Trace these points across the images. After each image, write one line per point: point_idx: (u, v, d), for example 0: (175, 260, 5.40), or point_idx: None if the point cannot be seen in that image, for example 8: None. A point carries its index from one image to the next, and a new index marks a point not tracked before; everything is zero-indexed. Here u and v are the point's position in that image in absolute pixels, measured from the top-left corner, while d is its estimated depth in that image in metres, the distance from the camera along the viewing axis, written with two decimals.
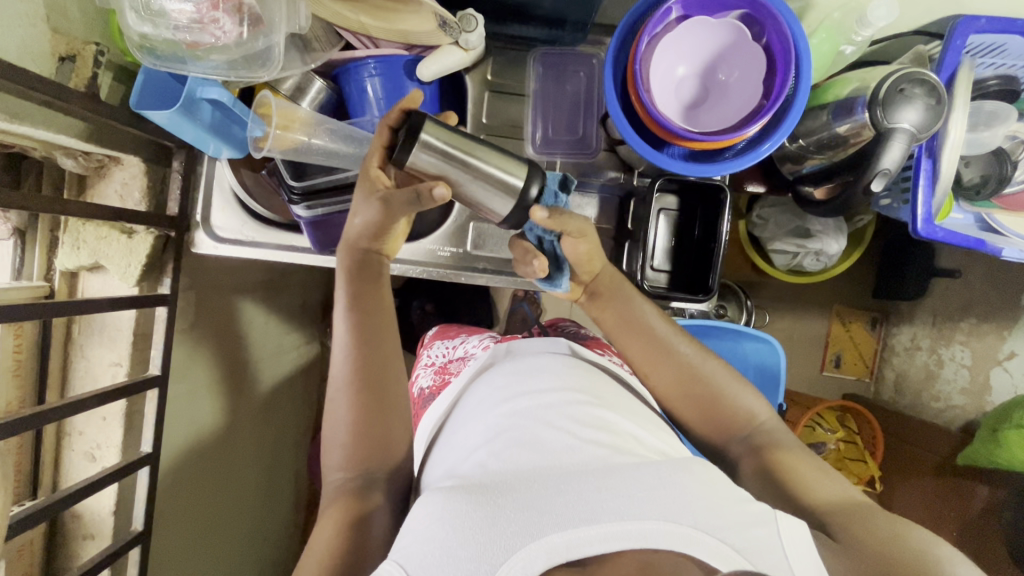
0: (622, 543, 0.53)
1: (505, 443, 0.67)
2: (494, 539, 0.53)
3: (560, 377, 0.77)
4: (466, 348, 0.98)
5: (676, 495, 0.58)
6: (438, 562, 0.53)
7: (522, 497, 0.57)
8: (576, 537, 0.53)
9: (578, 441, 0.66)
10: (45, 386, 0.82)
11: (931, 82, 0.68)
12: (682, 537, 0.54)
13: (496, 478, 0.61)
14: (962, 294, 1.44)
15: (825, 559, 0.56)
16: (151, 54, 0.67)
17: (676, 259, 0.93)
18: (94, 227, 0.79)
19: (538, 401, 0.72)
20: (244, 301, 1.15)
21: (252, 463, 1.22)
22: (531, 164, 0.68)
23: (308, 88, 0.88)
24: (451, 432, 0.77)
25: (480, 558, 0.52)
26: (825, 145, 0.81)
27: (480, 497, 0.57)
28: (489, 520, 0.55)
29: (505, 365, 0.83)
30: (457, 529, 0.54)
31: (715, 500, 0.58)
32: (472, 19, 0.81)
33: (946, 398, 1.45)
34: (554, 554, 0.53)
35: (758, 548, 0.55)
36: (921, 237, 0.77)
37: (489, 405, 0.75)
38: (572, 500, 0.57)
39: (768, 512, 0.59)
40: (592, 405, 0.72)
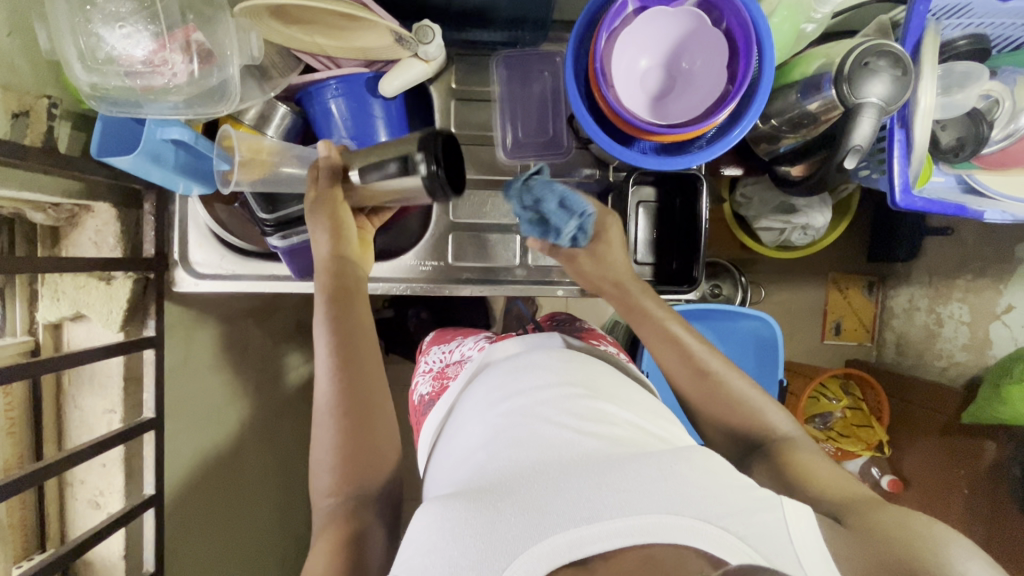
0: (625, 540, 0.53)
1: (503, 443, 0.66)
2: (495, 542, 0.53)
3: (556, 373, 0.77)
4: (462, 351, 0.98)
5: (676, 488, 0.57)
6: (439, 570, 0.52)
7: (522, 499, 0.57)
8: (578, 536, 0.52)
9: (577, 435, 0.66)
10: (42, 439, 0.82)
11: (896, 53, 0.66)
12: (686, 529, 0.53)
13: (495, 480, 0.61)
14: (956, 251, 1.43)
15: (830, 544, 0.56)
16: (105, 101, 0.66)
17: (662, 249, 0.91)
18: (71, 278, 0.79)
19: (534, 398, 0.72)
20: (236, 330, 1.15)
21: (261, 488, 1.23)
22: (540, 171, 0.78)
23: (272, 115, 0.86)
24: (451, 437, 0.77)
25: (482, 563, 0.52)
26: (796, 125, 0.79)
27: (479, 502, 0.57)
28: (490, 524, 0.54)
29: (501, 367, 0.83)
30: (458, 536, 0.54)
31: (714, 488, 0.58)
32: (428, 31, 0.80)
33: (948, 356, 1.44)
34: (557, 558, 0.52)
35: (761, 535, 0.54)
36: (900, 208, 0.76)
37: (487, 408, 0.75)
38: (573, 499, 0.56)
39: (772, 497, 0.59)
40: (590, 401, 0.71)
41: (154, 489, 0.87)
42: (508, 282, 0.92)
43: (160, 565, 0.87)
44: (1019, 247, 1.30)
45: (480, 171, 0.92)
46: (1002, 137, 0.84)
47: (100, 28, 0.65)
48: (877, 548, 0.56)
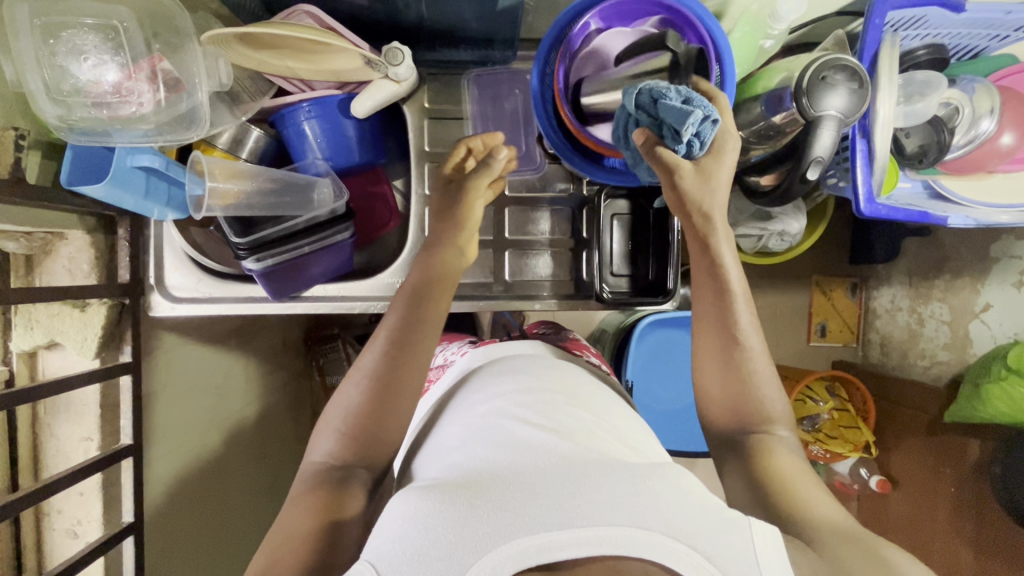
0: (592, 550, 0.49)
1: (481, 445, 0.65)
2: (464, 537, 0.50)
3: (536, 381, 0.77)
4: (446, 359, 1.00)
5: (649, 504, 0.53)
6: (406, 561, 0.50)
7: (497, 495, 0.54)
8: (547, 541, 0.49)
9: (558, 441, 0.64)
10: (18, 469, 0.81)
11: (852, 66, 0.68)
12: (656, 545, 0.50)
13: (474, 476, 0.59)
14: (935, 252, 1.45)
15: (795, 563, 0.52)
16: (73, 131, 0.66)
17: (638, 261, 0.92)
18: (44, 306, 0.79)
19: (515, 404, 0.72)
20: (217, 350, 1.14)
21: (249, 509, 1.22)
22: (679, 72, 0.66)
23: (246, 139, 0.87)
24: (430, 444, 0.75)
25: (450, 559, 0.49)
26: (764, 138, 0.80)
27: (453, 497, 0.54)
28: (462, 518, 0.52)
29: (486, 377, 0.82)
30: (429, 527, 0.51)
31: (692, 505, 0.54)
32: (398, 53, 0.80)
33: (930, 355, 1.46)
34: (523, 559, 0.49)
35: (730, 555, 0.50)
36: (865, 216, 0.77)
37: (472, 414, 0.74)
38: (549, 502, 0.53)
39: (740, 519, 0.54)
40: (567, 410, 0.72)
41: (133, 516, 0.86)
42: (486, 298, 0.93)
43: None
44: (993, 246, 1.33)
45: None
46: (964, 143, 0.86)
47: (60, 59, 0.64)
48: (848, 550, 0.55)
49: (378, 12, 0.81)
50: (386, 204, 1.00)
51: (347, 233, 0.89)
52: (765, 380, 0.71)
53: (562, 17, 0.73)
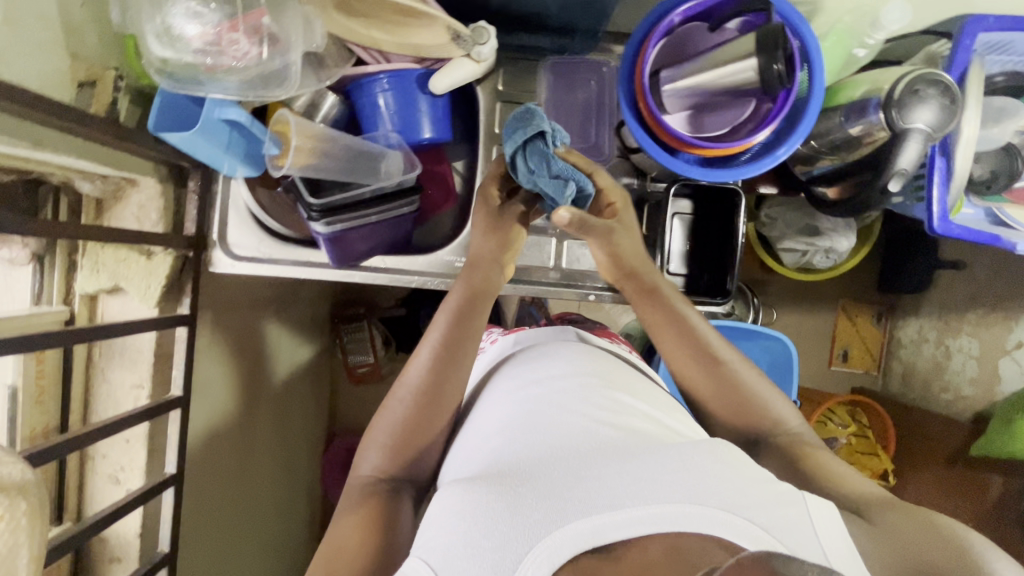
0: (647, 530, 0.52)
1: (520, 429, 0.67)
2: (516, 527, 0.52)
3: (575, 364, 0.78)
4: (479, 346, 0.99)
5: (700, 478, 0.57)
6: (463, 554, 0.52)
7: (544, 484, 0.56)
8: (601, 523, 0.52)
9: (600, 426, 0.65)
10: (69, 410, 0.82)
11: (946, 82, 0.68)
12: (711, 519, 0.52)
13: (515, 464, 0.61)
14: (969, 285, 1.42)
15: (855, 542, 0.55)
16: (170, 78, 0.66)
17: (697, 262, 0.91)
18: (112, 250, 0.79)
19: (552, 387, 0.73)
20: (254, 314, 1.15)
21: (269, 475, 1.23)
22: (767, 76, 0.66)
23: (321, 104, 0.88)
24: (465, 427, 0.76)
25: (504, 548, 0.52)
26: (836, 147, 0.82)
27: (499, 487, 0.57)
28: (511, 508, 0.54)
29: (518, 359, 0.83)
30: (479, 520, 0.54)
31: (737, 479, 0.58)
32: (485, 32, 0.81)
33: (955, 389, 1.44)
34: (580, 543, 0.51)
35: (785, 526, 0.54)
36: (937, 234, 0.78)
37: (505, 396, 0.75)
38: (596, 487, 0.56)
39: (795, 493, 0.58)
40: (609, 392, 0.72)
41: (176, 468, 0.87)
42: (541, 284, 0.93)
43: (174, 546, 0.87)
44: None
45: None
46: None
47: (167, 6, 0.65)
48: (906, 540, 0.55)
49: None
50: (442, 185, 0.99)
51: (410, 208, 0.88)
52: (749, 373, 0.77)
53: (654, 12, 0.73)
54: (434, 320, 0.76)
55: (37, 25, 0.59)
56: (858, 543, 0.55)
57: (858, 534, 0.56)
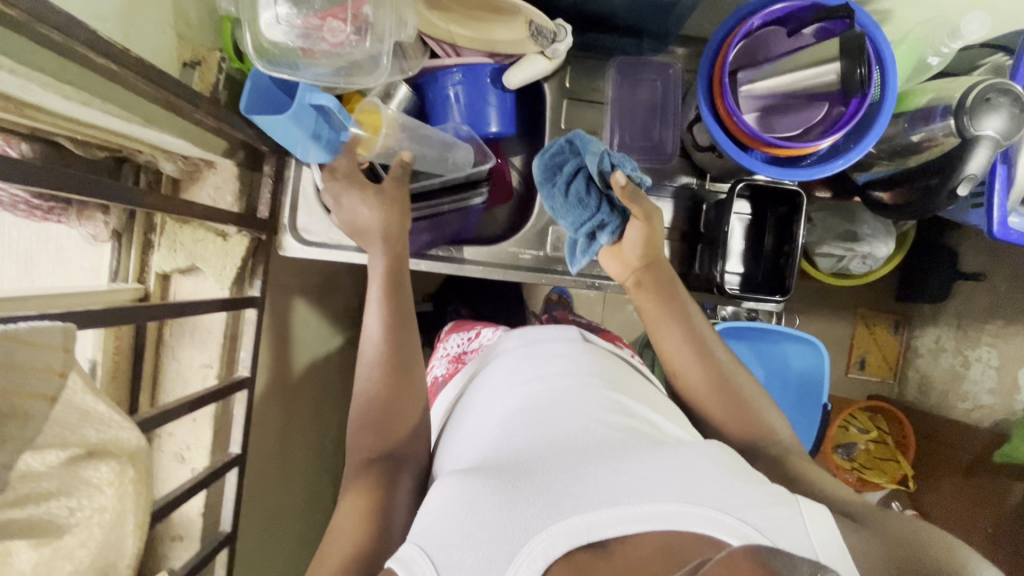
0: (642, 525, 0.50)
1: (519, 424, 0.63)
2: (510, 519, 0.50)
3: (577, 363, 0.74)
4: (482, 338, 0.94)
5: (693, 476, 0.53)
6: (457, 543, 0.49)
7: (543, 480, 0.54)
8: (596, 518, 0.50)
9: (595, 423, 0.62)
10: (139, 388, 0.82)
11: (1017, 93, 0.71)
12: (705, 518, 0.50)
13: (517, 458, 0.58)
14: (989, 298, 1.41)
15: (851, 546, 0.50)
16: (269, 61, 0.68)
17: (753, 261, 0.94)
18: (191, 230, 0.81)
19: (555, 383, 0.69)
20: (300, 302, 1.15)
21: (306, 462, 1.24)
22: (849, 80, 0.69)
23: (395, 94, 0.89)
24: (462, 422, 0.73)
25: (500, 539, 0.49)
26: (898, 152, 0.85)
27: (499, 479, 0.54)
28: (508, 502, 0.51)
29: (514, 351, 0.79)
30: (477, 511, 0.51)
31: (730, 480, 0.54)
32: (563, 30, 0.82)
33: (973, 398, 1.43)
34: (575, 537, 0.49)
35: (777, 525, 0.50)
36: (996, 238, 0.81)
37: (506, 390, 0.71)
38: (591, 483, 0.53)
39: (786, 494, 0.54)
40: (610, 393, 0.69)
41: (240, 449, 0.87)
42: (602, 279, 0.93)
43: (236, 526, 0.87)
44: None
45: None
46: None
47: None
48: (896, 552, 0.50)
49: None
50: (502, 179, 1.01)
51: (482, 200, 0.98)
52: (750, 382, 0.74)
53: (735, 16, 0.76)
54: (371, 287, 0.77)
55: (154, 3, 0.60)
56: (856, 549, 0.50)
57: (846, 531, 0.52)
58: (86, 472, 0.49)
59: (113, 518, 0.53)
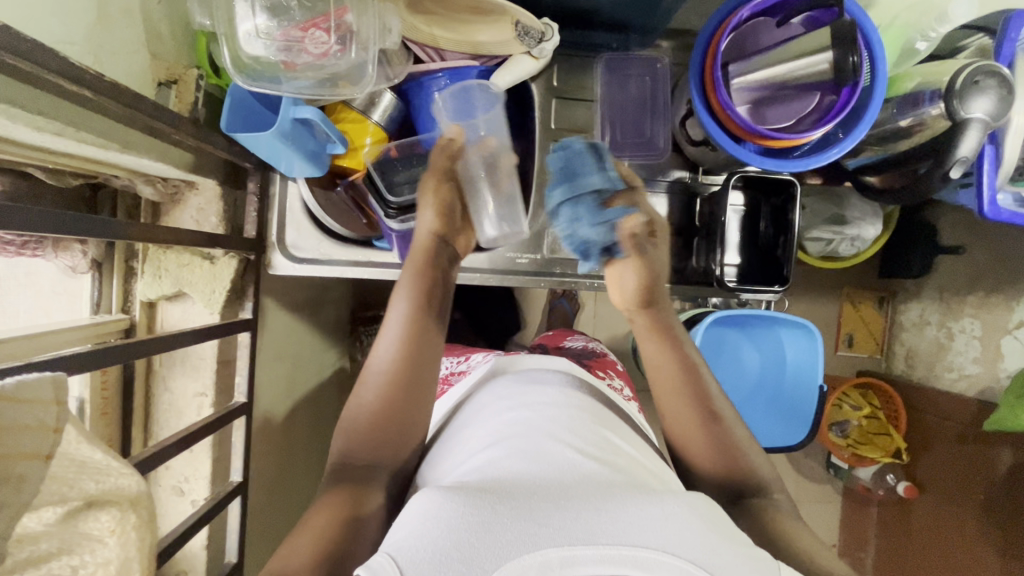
0: (619, 572, 0.43)
1: (505, 449, 0.57)
2: (483, 543, 0.43)
3: (565, 396, 0.69)
4: (471, 362, 0.90)
5: (678, 527, 0.46)
6: (427, 562, 0.42)
7: (524, 505, 0.47)
8: (573, 555, 0.43)
9: (584, 460, 0.56)
10: (131, 422, 0.79)
11: (1004, 74, 0.72)
12: (683, 573, 0.43)
13: (499, 483, 0.51)
14: (970, 269, 1.42)
15: None
16: (248, 75, 0.65)
17: (751, 252, 0.94)
18: (175, 254, 0.77)
19: (543, 413, 0.64)
20: (291, 318, 1.12)
21: (307, 481, 1.21)
22: (843, 68, 0.69)
23: (380, 101, 0.84)
24: (444, 449, 0.67)
25: (471, 563, 0.42)
26: (886, 138, 0.85)
27: (479, 499, 0.47)
28: (484, 527, 0.44)
29: (503, 389, 0.73)
30: (453, 531, 0.44)
31: (717, 538, 0.46)
32: (549, 29, 0.80)
33: (959, 368, 1.44)
34: (547, 572, 0.42)
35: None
36: (987, 218, 0.81)
37: (490, 424, 0.65)
38: (575, 514, 0.47)
39: (767, 562, 0.47)
40: (599, 429, 0.64)
41: (241, 477, 0.84)
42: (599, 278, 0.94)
43: (241, 556, 0.85)
44: None
45: None
46: None
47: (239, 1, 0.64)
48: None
49: None
50: None
51: None
52: (742, 429, 0.67)
53: (723, 7, 0.75)
54: (397, 297, 0.69)
55: (124, 20, 0.57)
56: None
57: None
58: (86, 524, 0.47)
59: (116, 569, 0.49)
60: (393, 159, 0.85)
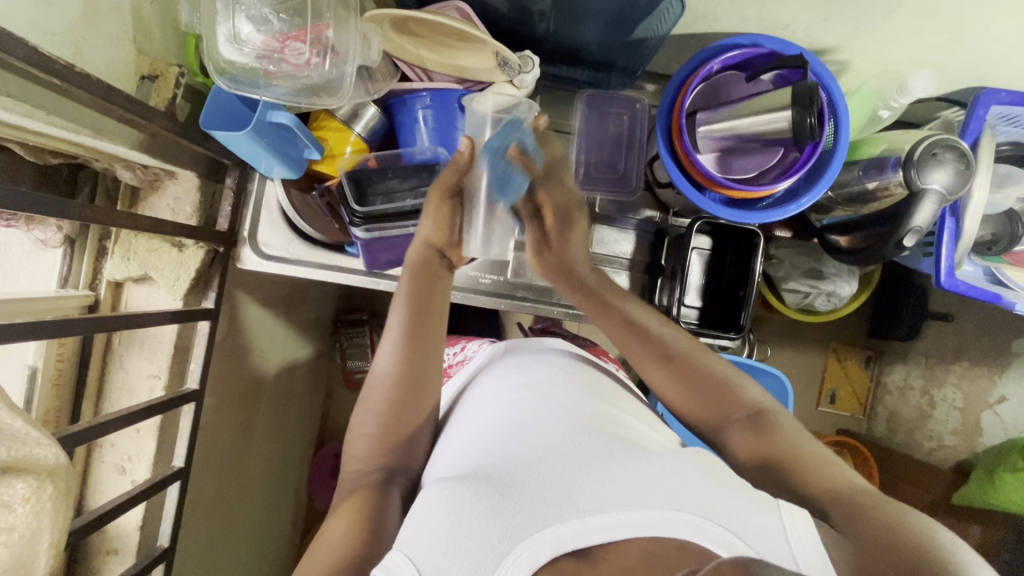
0: (628, 532, 0.50)
1: (509, 430, 0.62)
2: (499, 529, 0.50)
3: (562, 370, 0.73)
4: (467, 351, 0.96)
5: (677, 483, 0.53)
6: (444, 551, 0.49)
7: (528, 488, 0.54)
8: (580, 526, 0.50)
9: (578, 430, 0.61)
10: (82, 397, 0.81)
11: (962, 149, 0.73)
12: (686, 525, 0.50)
13: (502, 464, 0.58)
14: (955, 338, 1.37)
15: (831, 551, 0.49)
16: (231, 79, 0.69)
17: (711, 296, 0.95)
18: (145, 240, 0.80)
19: (543, 390, 0.69)
20: (264, 312, 1.14)
21: (262, 475, 1.22)
22: (800, 128, 0.70)
23: (363, 114, 0.87)
24: (456, 426, 0.72)
25: (485, 547, 0.49)
26: (854, 198, 0.86)
27: (483, 487, 0.54)
28: (494, 510, 0.51)
29: (505, 361, 0.79)
30: (463, 519, 0.51)
31: (716, 488, 0.53)
32: (530, 61, 0.83)
33: (937, 438, 1.38)
34: (560, 544, 0.49)
35: (762, 535, 0.49)
36: (944, 288, 0.82)
37: (496, 399, 0.70)
38: (577, 490, 0.54)
39: (769, 499, 0.53)
40: (595, 402, 0.68)
41: (184, 462, 0.86)
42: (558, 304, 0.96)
43: (174, 541, 0.86)
44: (1016, 342, 1.24)
45: None
46: None
47: (224, 7, 0.67)
48: (869, 540, 0.50)
49: (513, 19, 0.85)
50: None
51: None
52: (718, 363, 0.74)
53: (694, 59, 0.78)
54: (394, 305, 0.73)
55: (110, 16, 0.61)
56: (837, 560, 0.49)
57: (825, 535, 0.51)
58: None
59: (25, 537, 0.52)
60: (369, 170, 0.85)
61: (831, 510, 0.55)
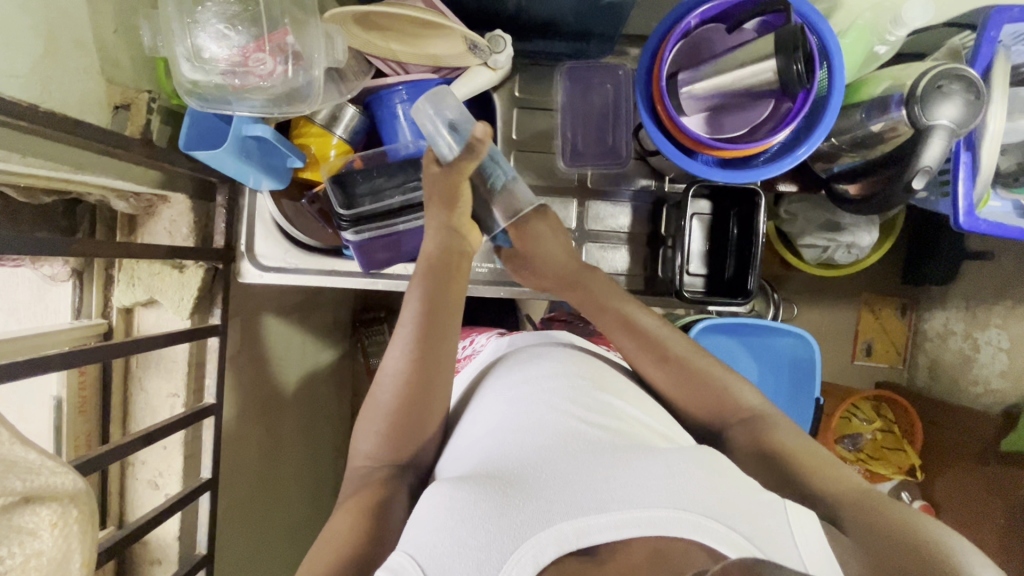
0: (632, 531, 0.49)
1: (511, 430, 0.60)
2: (505, 527, 0.49)
3: (564, 361, 0.70)
4: (475, 345, 0.93)
5: (683, 481, 0.52)
6: (448, 551, 0.48)
7: (533, 484, 0.53)
8: (586, 524, 0.49)
9: (580, 422, 0.60)
10: (108, 420, 0.85)
11: (969, 78, 0.68)
12: (691, 523, 0.49)
13: (505, 462, 0.56)
14: (996, 276, 1.27)
15: (840, 557, 0.49)
16: (200, 99, 0.69)
17: (716, 262, 0.93)
18: (147, 264, 0.82)
19: (549, 382, 0.66)
20: (277, 322, 1.16)
21: (296, 477, 1.26)
22: (786, 79, 0.67)
23: (342, 115, 0.87)
24: (458, 421, 0.71)
25: (489, 547, 0.48)
26: (858, 144, 0.81)
27: (488, 486, 0.52)
28: (497, 509, 0.50)
29: (507, 353, 0.76)
30: (468, 519, 0.50)
31: (720, 486, 0.52)
32: (501, 40, 0.80)
33: (984, 382, 1.28)
34: (563, 544, 0.48)
35: (770, 537, 0.49)
36: (964, 229, 0.77)
37: (493, 398, 0.68)
38: (582, 488, 0.52)
39: (775, 500, 0.52)
40: (598, 392, 0.65)
41: (211, 473, 0.89)
42: None
43: (210, 548, 0.90)
44: None
45: (538, 178, 0.94)
46: None
47: (185, 28, 0.68)
48: (874, 545, 0.50)
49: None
50: None
51: None
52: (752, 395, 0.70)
53: (667, 19, 0.74)
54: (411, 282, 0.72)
55: (76, 52, 0.62)
56: (843, 560, 0.49)
57: (834, 539, 0.50)
58: (22, 517, 0.52)
59: (55, 558, 0.55)
60: (354, 172, 0.84)
61: (836, 506, 0.56)
